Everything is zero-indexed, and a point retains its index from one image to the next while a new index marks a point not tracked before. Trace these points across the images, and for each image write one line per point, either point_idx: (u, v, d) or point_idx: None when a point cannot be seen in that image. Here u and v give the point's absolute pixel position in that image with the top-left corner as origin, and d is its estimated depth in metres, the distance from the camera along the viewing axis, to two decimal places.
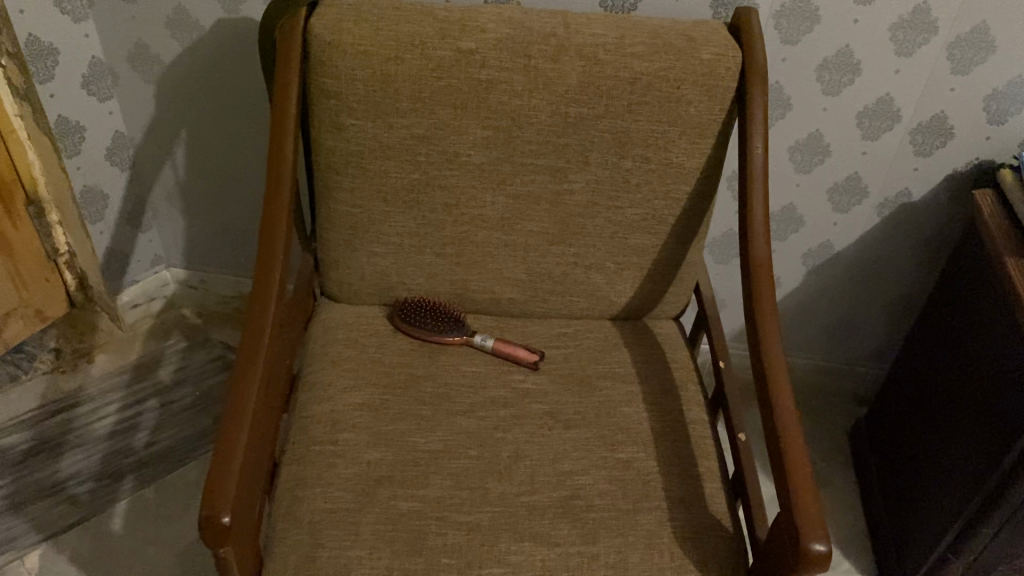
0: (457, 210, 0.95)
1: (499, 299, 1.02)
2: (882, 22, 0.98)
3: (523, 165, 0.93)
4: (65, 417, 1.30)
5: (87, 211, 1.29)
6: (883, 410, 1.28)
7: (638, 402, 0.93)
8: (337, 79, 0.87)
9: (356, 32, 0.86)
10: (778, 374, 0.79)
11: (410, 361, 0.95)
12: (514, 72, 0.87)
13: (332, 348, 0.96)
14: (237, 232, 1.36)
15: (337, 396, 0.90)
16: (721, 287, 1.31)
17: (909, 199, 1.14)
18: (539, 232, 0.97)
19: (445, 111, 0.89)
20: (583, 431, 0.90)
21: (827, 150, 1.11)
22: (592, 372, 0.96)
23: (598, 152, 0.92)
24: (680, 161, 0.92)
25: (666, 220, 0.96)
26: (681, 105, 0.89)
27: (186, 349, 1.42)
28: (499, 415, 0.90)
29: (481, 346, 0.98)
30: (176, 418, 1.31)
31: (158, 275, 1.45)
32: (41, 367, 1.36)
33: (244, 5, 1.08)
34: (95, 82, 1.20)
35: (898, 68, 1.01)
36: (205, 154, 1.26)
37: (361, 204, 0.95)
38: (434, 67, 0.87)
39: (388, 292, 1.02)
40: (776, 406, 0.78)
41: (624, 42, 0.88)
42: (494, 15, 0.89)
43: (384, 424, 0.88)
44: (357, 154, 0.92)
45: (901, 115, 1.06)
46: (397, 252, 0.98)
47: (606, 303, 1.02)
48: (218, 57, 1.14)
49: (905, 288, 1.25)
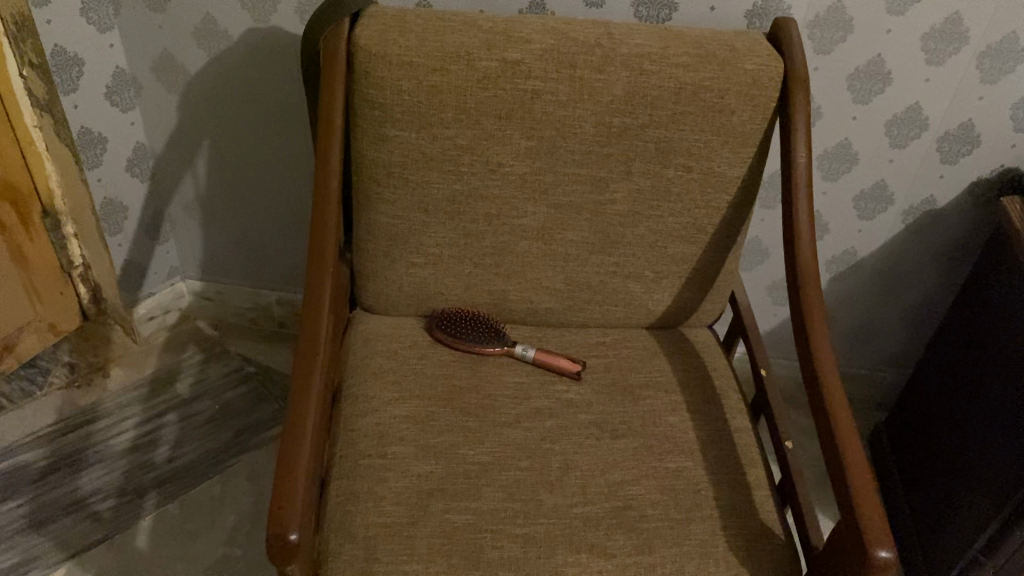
0: (499, 220, 0.95)
1: (537, 308, 1.02)
2: (915, 33, 0.99)
3: (565, 174, 0.93)
4: (83, 432, 1.28)
5: (107, 223, 1.27)
6: (905, 417, 1.29)
7: (682, 411, 0.93)
8: (382, 89, 0.87)
9: (402, 43, 0.86)
10: (833, 382, 0.80)
11: (452, 373, 0.95)
12: (559, 82, 0.87)
13: (372, 360, 0.95)
14: (260, 241, 1.34)
15: (382, 408, 0.90)
16: (749, 296, 1.31)
17: (934, 205, 1.15)
18: (579, 242, 0.97)
19: (490, 121, 0.89)
20: (631, 441, 0.89)
21: (855, 158, 1.12)
22: (634, 381, 0.96)
23: (640, 162, 0.92)
24: (722, 170, 0.93)
25: (706, 229, 0.97)
26: (725, 115, 0.90)
27: (202, 362, 1.41)
28: (545, 426, 0.90)
29: (522, 356, 0.97)
30: (195, 432, 1.29)
31: (174, 288, 1.43)
32: (55, 382, 1.34)
33: (276, 15, 1.07)
34: (118, 92, 1.18)
35: (929, 77, 1.03)
36: (229, 163, 1.25)
37: (401, 215, 0.94)
38: (480, 78, 0.86)
39: (425, 303, 1.01)
40: (832, 414, 0.78)
41: (669, 52, 0.88)
42: (538, 25, 0.89)
43: (431, 436, 0.87)
44: (400, 165, 0.91)
45: (929, 123, 1.07)
46: (436, 262, 0.98)
47: (643, 311, 1.02)
48: (245, 65, 1.13)
49: (926, 294, 1.26)
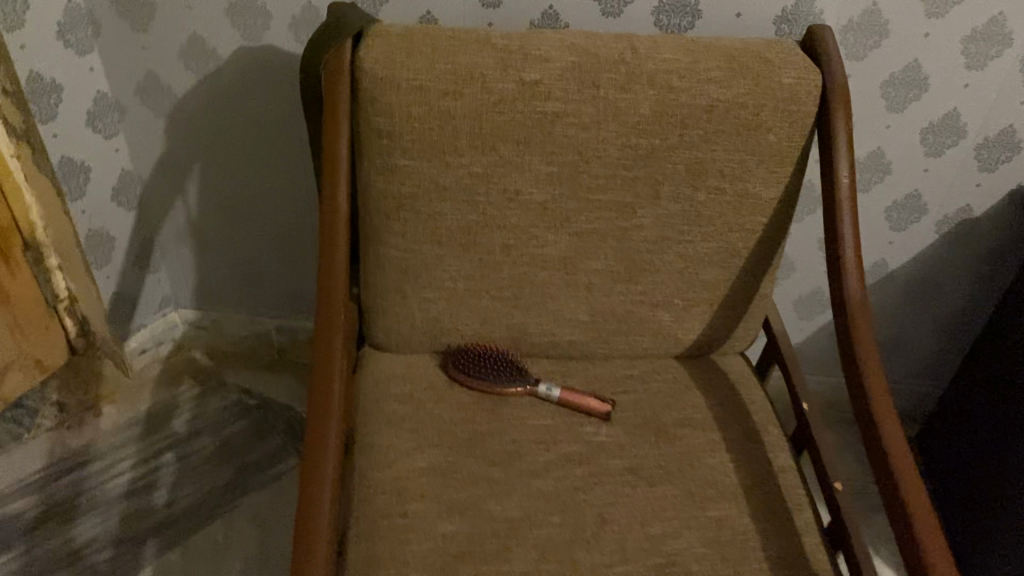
0: (518, 251, 0.88)
1: (559, 341, 0.95)
2: (954, 36, 0.93)
3: (589, 201, 0.86)
4: (75, 477, 1.20)
5: (93, 255, 1.20)
6: (943, 435, 1.23)
7: (721, 452, 0.87)
8: (390, 117, 0.80)
9: (410, 65, 0.79)
10: (893, 431, 0.74)
11: (473, 417, 0.88)
12: (582, 103, 0.81)
13: (386, 406, 0.89)
14: (256, 267, 1.27)
15: (399, 460, 0.83)
16: (780, 312, 1.25)
17: (970, 214, 1.09)
18: (604, 271, 0.90)
19: (507, 147, 0.82)
20: (669, 488, 0.83)
21: (888, 168, 1.06)
22: (667, 420, 0.90)
23: (670, 185, 0.85)
24: (758, 191, 0.86)
25: (740, 253, 0.90)
26: (761, 132, 0.83)
27: (200, 395, 1.33)
28: (576, 474, 0.84)
29: (546, 395, 0.91)
30: (195, 472, 1.22)
31: (165, 318, 1.36)
32: (44, 424, 1.26)
33: (268, 32, 0.99)
34: (100, 118, 1.11)
35: (968, 81, 0.96)
36: (221, 189, 1.18)
37: (412, 249, 0.88)
38: (496, 101, 0.80)
39: (440, 339, 0.94)
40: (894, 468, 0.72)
41: (699, 66, 0.81)
42: (556, 41, 0.82)
43: (454, 490, 0.81)
44: (410, 197, 0.84)
45: (967, 130, 1.01)
46: (451, 296, 0.91)
47: (673, 341, 0.96)
48: (236, 87, 1.06)
49: (960, 307, 1.20)
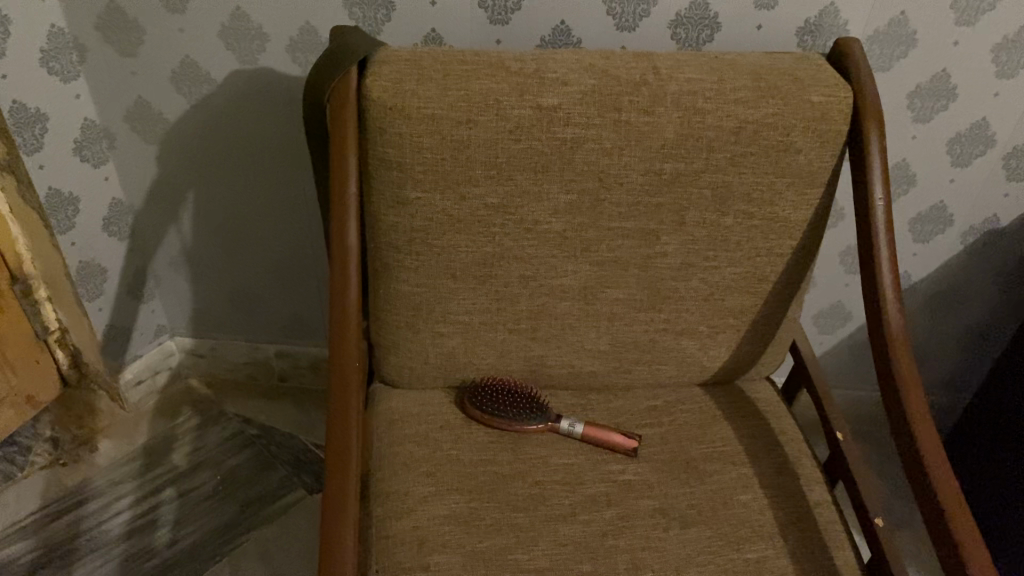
0: (536, 282, 0.84)
1: (579, 372, 0.91)
2: (984, 44, 0.89)
3: (610, 229, 0.82)
4: (73, 518, 1.16)
5: (85, 287, 1.15)
6: (963, 449, 1.19)
7: (754, 488, 0.83)
8: (400, 148, 0.75)
9: (421, 93, 0.74)
10: (942, 471, 0.70)
11: (493, 458, 0.84)
12: (602, 128, 0.76)
13: (402, 448, 0.84)
14: (256, 294, 1.23)
15: (418, 508, 0.78)
16: (805, 327, 1.21)
17: (997, 224, 1.05)
18: (626, 300, 0.86)
19: (525, 176, 0.78)
20: (703, 529, 0.79)
21: (913, 179, 1.02)
22: (696, 454, 0.86)
23: (695, 211, 0.81)
24: (787, 215, 0.82)
25: (768, 278, 0.86)
26: (791, 154, 0.79)
27: (200, 426, 1.29)
28: (605, 517, 0.79)
29: (569, 432, 0.87)
30: (196, 509, 1.17)
31: (161, 347, 1.30)
32: (38, 462, 1.22)
33: (264, 53, 0.94)
34: (89, 146, 1.05)
35: (998, 90, 0.92)
36: (218, 216, 1.13)
37: (425, 283, 0.83)
38: (512, 128, 0.75)
39: (456, 374, 0.90)
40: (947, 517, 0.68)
41: (726, 86, 0.77)
42: (573, 63, 0.77)
43: (477, 539, 0.76)
44: (423, 230, 0.80)
45: (996, 140, 0.97)
46: (467, 330, 0.86)
47: (697, 368, 0.92)
48: (232, 111, 1.01)
49: (984, 316, 1.16)
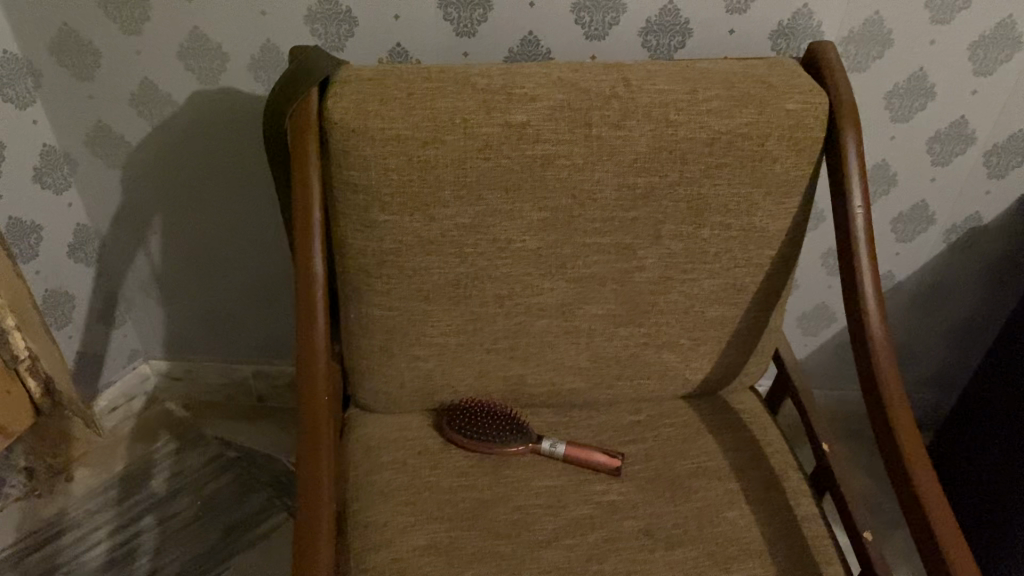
0: (511, 301, 0.82)
1: (560, 390, 0.89)
2: (960, 42, 0.87)
3: (585, 245, 0.80)
4: (50, 551, 1.13)
5: (52, 316, 1.12)
6: (950, 446, 1.18)
7: (741, 504, 0.82)
8: (366, 171, 0.73)
9: (384, 113, 0.72)
10: (931, 486, 0.68)
11: (473, 483, 0.82)
12: (573, 144, 0.74)
13: (379, 476, 0.82)
14: (228, 315, 1.20)
15: (397, 539, 0.76)
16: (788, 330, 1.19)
17: (979, 222, 1.04)
18: (605, 315, 0.84)
19: (495, 195, 0.75)
20: (689, 549, 0.77)
21: (894, 179, 1.00)
22: (681, 470, 0.84)
23: (672, 224, 0.79)
24: (765, 225, 0.80)
25: (748, 288, 0.84)
26: (766, 163, 0.77)
27: (178, 450, 1.26)
28: (590, 541, 0.78)
29: (551, 452, 0.84)
30: (178, 535, 1.15)
31: (136, 372, 1.28)
32: (13, 494, 1.19)
33: (225, 74, 0.92)
34: (49, 172, 1.03)
35: (976, 88, 0.91)
36: (185, 238, 1.10)
37: (398, 305, 0.81)
38: (481, 147, 0.73)
39: (433, 397, 0.88)
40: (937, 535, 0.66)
41: (698, 96, 0.75)
42: (541, 77, 0.75)
43: (457, 570, 0.74)
44: (393, 253, 0.77)
45: (976, 137, 0.95)
46: (443, 353, 0.84)
47: (680, 381, 0.90)
48: (195, 132, 0.98)
49: (970, 313, 1.15)
